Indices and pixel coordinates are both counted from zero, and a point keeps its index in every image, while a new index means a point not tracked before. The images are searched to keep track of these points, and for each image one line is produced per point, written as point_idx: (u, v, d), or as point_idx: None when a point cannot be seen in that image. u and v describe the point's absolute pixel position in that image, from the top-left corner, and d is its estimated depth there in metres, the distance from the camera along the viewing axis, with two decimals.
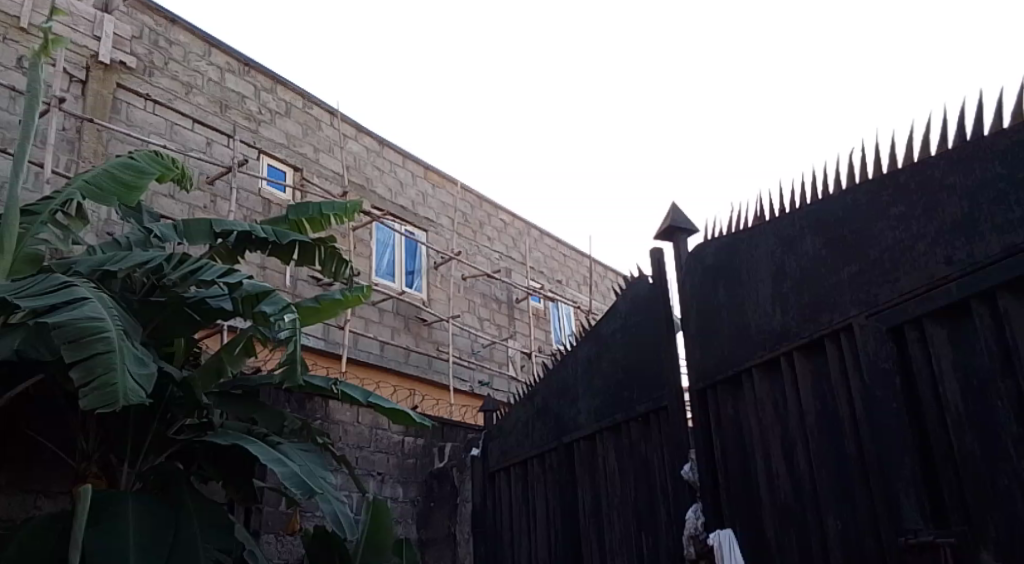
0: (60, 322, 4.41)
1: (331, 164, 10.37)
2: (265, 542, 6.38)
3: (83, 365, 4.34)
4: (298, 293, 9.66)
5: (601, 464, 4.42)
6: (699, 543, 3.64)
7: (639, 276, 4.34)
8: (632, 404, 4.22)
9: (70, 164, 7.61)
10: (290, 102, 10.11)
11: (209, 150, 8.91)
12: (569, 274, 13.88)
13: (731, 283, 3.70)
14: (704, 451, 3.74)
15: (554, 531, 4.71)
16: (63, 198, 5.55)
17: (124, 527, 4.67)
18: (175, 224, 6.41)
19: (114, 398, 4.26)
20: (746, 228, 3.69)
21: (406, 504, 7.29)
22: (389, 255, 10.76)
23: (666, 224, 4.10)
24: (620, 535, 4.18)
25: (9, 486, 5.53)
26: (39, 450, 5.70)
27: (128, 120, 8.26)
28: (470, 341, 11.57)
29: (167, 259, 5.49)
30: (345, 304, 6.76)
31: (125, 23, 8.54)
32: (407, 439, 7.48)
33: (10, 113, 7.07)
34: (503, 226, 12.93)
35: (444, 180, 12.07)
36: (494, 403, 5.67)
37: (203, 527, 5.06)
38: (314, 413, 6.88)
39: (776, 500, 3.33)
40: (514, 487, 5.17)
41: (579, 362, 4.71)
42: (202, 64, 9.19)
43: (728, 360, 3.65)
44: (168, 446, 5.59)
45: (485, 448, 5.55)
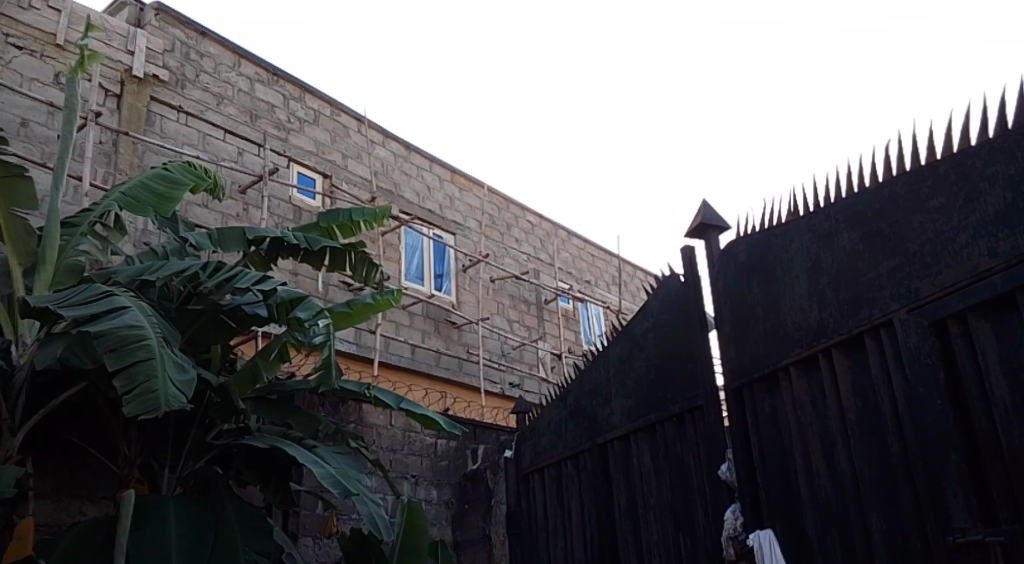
0: (101, 330, 4.52)
1: (359, 170, 10.47)
2: (303, 545, 6.46)
3: (125, 373, 4.42)
4: (330, 298, 9.78)
5: (635, 465, 4.43)
6: (738, 544, 3.63)
7: (670, 275, 4.35)
8: (666, 404, 4.24)
9: (107, 176, 7.77)
10: (318, 110, 10.22)
11: (240, 159, 9.04)
12: (597, 274, 13.89)
13: (765, 280, 3.70)
14: (742, 452, 3.73)
15: (590, 533, 4.73)
16: (102, 209, 5.64)
17: (167, 532, 4.76)
18: (209, 233, 6.52)
19: (156, 404, 4.33)
20: (780, 223, 3.69)
21: (441, 506, 7.35)
22: (418, 259, 10.84)
23: (697, 221, 4.10)
24: (657, 535, 4.19)
25: (56, 492, 5.69)
26: (83, 457, 5.84)
27: (162, 131, 8.41)
28: (500, 343, 11.62)
29: (203, 267, 5.58)
30: (376, 307, 6.82)
31: (157, 37, 8.69)
32: (439, 442, 7.54)
33: (49, 128, 7.22)
34: (531, 227, 12.96)
35: (471, 183, 12.12)
36: (526, 404, 5.69)
37: (244, 531, 5.14)
38: (347, 416, 6.97)
39: (818, 500, 3.32)
40: (549, 488, 5.19)
41: (611, 362, 4.72)
42: (232, 75, 9.33)
43: (764, 358, 3.65)
44: (206, 451, 5.71)
45: (518, 450, 5.57)
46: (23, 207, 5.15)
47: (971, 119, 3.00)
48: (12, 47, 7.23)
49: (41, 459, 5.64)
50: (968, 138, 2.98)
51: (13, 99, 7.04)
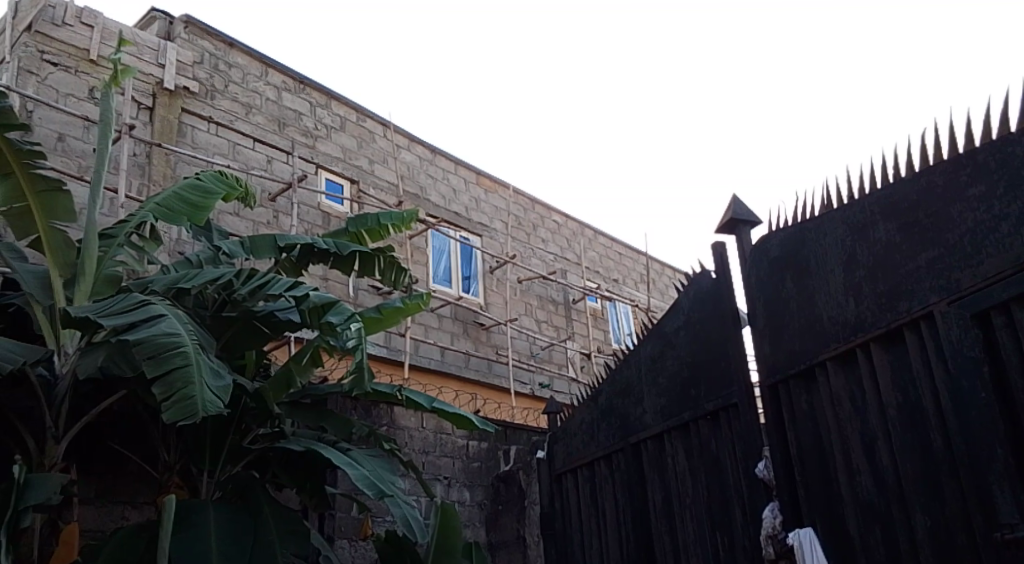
0: (140, 338, 4.61)
1: (385, 174, 10.55)
2: (339, 547, 6.54)
3: (163, 380, 4.49)
4: (360, 302, 9.88)
5: (670, 464, 4.43)
6: (778, 542, 3.61)
7: (702, 271, 4.35)
8: (700, 402, 4.23)
9: (141, 187, 7.90)
10: (344, 116, 10.30)
11: (270, 167, 9.15)
12: (625, 272, 13.87)
13: (800, 274, 3.69)
14: (780, 449, 3.72)
15: (626, 532, 4.74)
16: (137, 220, 5.75)
17: (206, 537, 4.83)
18: (242, 240, 6.62)
19: (194, 410, 4.39)
20: (813, 216, 3.68)
21: (473, 508, 7.39)
22: (445, 261, 10.89)
23: (728, 216, 4.09)
24: (694, 535, 4.19)
25: (99, 497, 5.79)
26: (125, 463, 5.95)
27: (194, 142, 8.54)
28: (528, 343, 11.65)
29: (237, 274, 5.66)
30: (406, 311, 6.87)
31: (186, 49, 8.82)
32: (471, 443, 7.58)
33: (84, 142, 7.35)
34: (557, 226, 12.98)
35: (496, 185, 12.16)
36: (557, 405, 5.70)
37: (281, 535, 5.22)
38: (379, 419, 7.03)
39: (859, 497, 3.31)
40: (582, 488, 5.20)
41: (642, 361, 4.72)
42: (260, 85, 9.46)
43: (800, 354, 3.64)
44: (242, 456, 5.79)
45: (550, 450, 5.58)
46: (62, 221, 5.23)
47: (1011, 105, 2.98)
48: (47, 63, 7.37)
49: (84, 465, 5.76)
50: (1007, 126, 2.96)
51: (49, 115, 7.18)
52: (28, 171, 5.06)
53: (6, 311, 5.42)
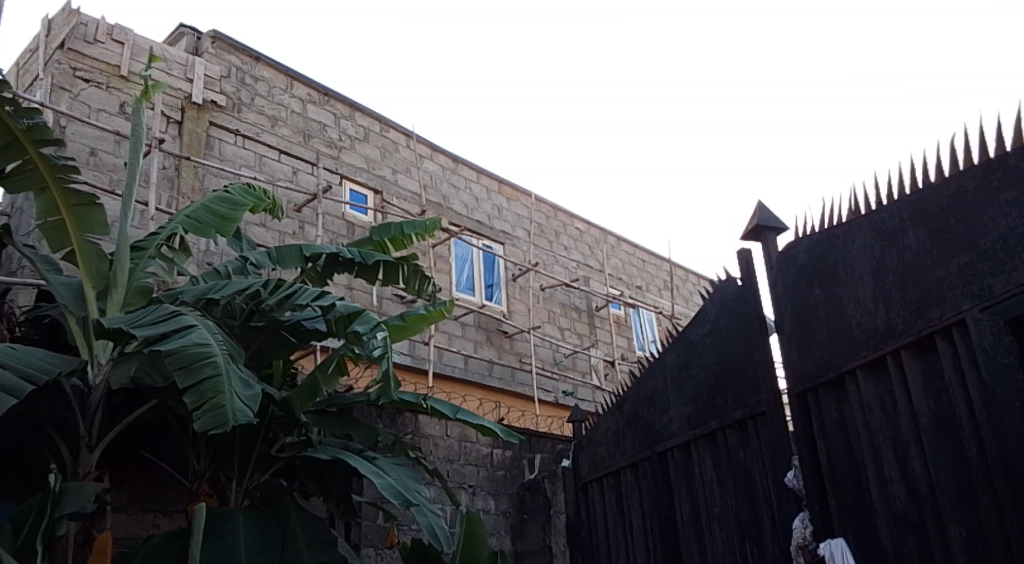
0: (172, 349, 4.68)
1: (408, 184, 10.61)
2: (366, 555, 6.59)
3: (194, 389, 4.55)
4: (384, 311, 9.95)
5: (697, 473, 4.42)
6: (808, 553, 3.60)
7: (727, 278, 4.34)
8: (727, 410, 4.23)
9: (171, 200, 8.02)
10: (368, 127, 10.39)
11: (295, 179, 9.25)
12: (648, 278, 13.85)
13: (827, 280, 3.68)
14: (809, 458, 3.71)
15: (653, 542, 4.73)
16: (167, 232, 5.83)
17: (236, 544, 4.88)
18: (269, 251, 6.70)
19: (224, 418, 4.43)
20: (841, 223, 3.67)
21: (498, 516, 7.40)
22: (468, 269, 10.94)
23: (754, 223, 4.07)
24: (723, 544, 4.18)
25: (131, 505, 5.89)
26: (156, 472, 6.03)
27: (221, 155, 8.66)
28: (552, 351, 11.65)
29: (265, 285, 5.70)
30: (429, 319, 6.91)
31: (214, 64, 8.95)
32: (495, 451, 7.60)
33: (116, 156, 7.48)
34: (579, 234, 12.99)
35: (518, 193, 12.19)
36: (581, 413, 5.70)
37: (309, 543, 5.26)
38: (404, 427, 7.08)
39: (892, 508, 3.29)
40: (609, 497, 5.20)
41: (668, 369, 4.72)
42: (285, 97, 9.57)
43: (829, 361, 3.63)
44: (272, 464, 5.82)
45: (576, 459, 5.59)
46: (96, 233, 5.31)
47: None
48: (80, 80, 7.50)
49: (117, 473, 5.86)
50: None
51: (82, 130, 7.31)
52: (64, 186, 5.10)
53: (41, 321, 5.56)
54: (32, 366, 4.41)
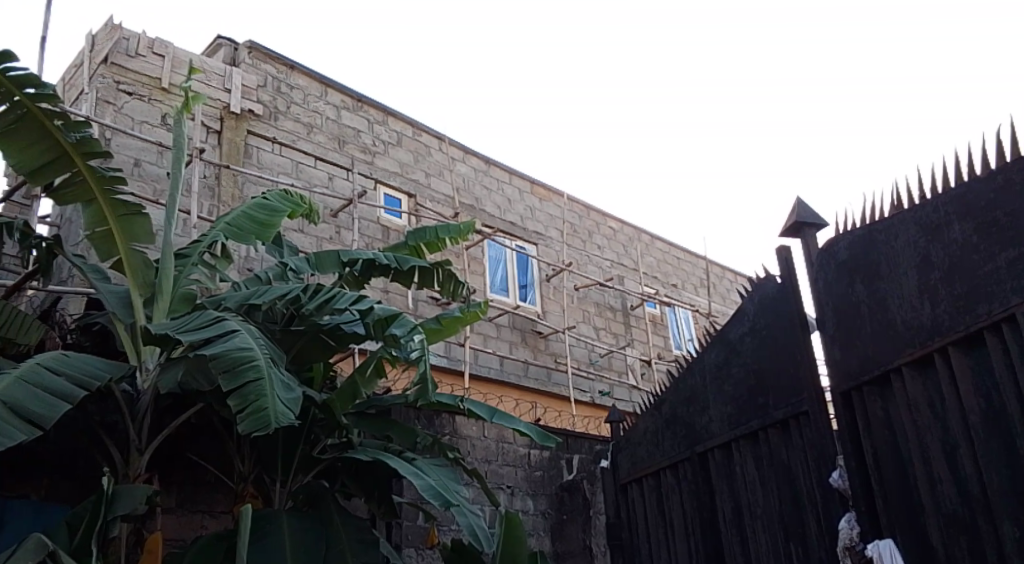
0: (215, 353, 4.76)
1: (442, 187, 10.69)
2: (407, 556, 6.66)
3: (237, 393, 4.62)
4: (420, 313, 10.03)
5: (738, 473, 4.41)
6: (856, 554, 3.58)
7: (766, 276, 4.33)
8: (769, 410, 4.21)
9: (212, 208, 8.18)
10: (401, 131, 10.48)
11: (331, 184, 9.36)
12: (684, 277, 13.79)
13: (870, 277, 3.66)
14: (854, 458, 3.69)
15: (694, 542, 4.72)
16: (209, 240, 5.95)
17: (281, 545, 4.97)
18: (307, 256, 6.80)
19: (267, 421, 4.50)
20: (883, 218, 3.64)
21: (537, 517, 7.42)
22: (502, 270, 10.99)
23: (793, 220, 4.05)
24: (766, 545, 4.17)
25: (179, 507, 6.03)
26: (203, 474, 6.16)
27: (259, 163, 8.81)
28: (587, 351, 11.65)
29: (304, 289, 5.78)
30: (465, 321, 6.96)
31: (251, 74, 9.09)
32: (533, 452, 7.63)
33: (159, 166, 7.63)
34: (613, 232, 12.97)
35: (551, 194, 12.21)
36: (619, 413, 5.71)
37: (352, 543, 5.34)
38: (442, 428, 7.14)
39: (942, 508, 3.26)
40: (648, 497, 5.20)
41: (707, 369, 4.72)
42: (320, 104, 9.68)
43: (874, 359, 3.60)
44: (314, 465, 5.90)
45: (614, 460, 5.59)
46: (142, 242, 5.42)
47: None
48: (123, 93, 7.67)
49: (165, 475, 5.99)
50: None
51: (126, 142, 7.47)
52: (110, 197, 5.23)
53: (91, 328, 5.69)
54: (85, 372, 4.53)
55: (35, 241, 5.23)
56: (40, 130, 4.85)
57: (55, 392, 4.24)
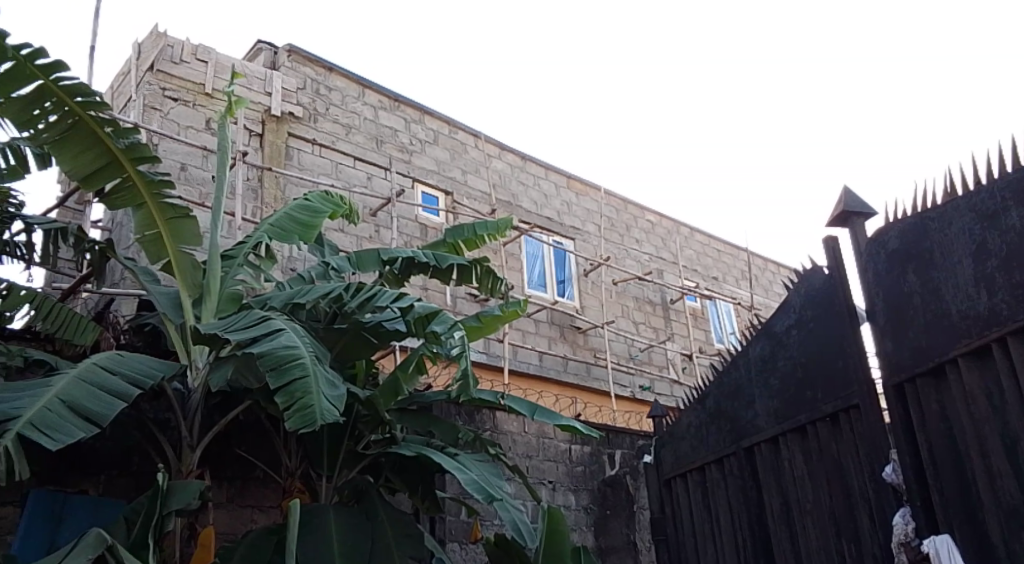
0: (263, 351, 4.82)
1: (479, 184, 10.72)
2: (451, 550, 6.70)
3: (285, 390, 4.68)
4: (459, 310, 10.08)
5: (787, 468, 4.37)
6: (911, 549, 3.55)
7: (813, 268, 4.29)
8: (818, 404, 4.17)
9: (255, 210, 8.30)
10: (437, 130, 10.53)
11: (370, 184, 9.44)
12: (725, 269, 13.68)
13: (923, 266, 3.61)
14: (908, 452, 3.64)
15: (742, 537, 4.69)
16: (254, 241, 6.04)
17: (328, 538, 5.04)
18: (348, 256, 6.87)
19: (314, 418, 4.55)
20: (935, 206, 3.59)
21: (580, 512, 7.41)
22: (539, 266, 11.01)
23: (840, 210, 4.00)
24: (817, 541, 4.13)
25: (230, 501, 6.13)
26: (251, 470, 6.26)
27: (300, 164, 8.92)
28: (627, 346, 11.61)
29: (347, 288, 5.83)
30: (504, 317, 6.98)
31: (290, 77, 9.21)
32: (574, 447, 7.63)
33: (204, 170, 7.76)
34: (651, 226, 12.91)
35: (587, 188, 12.19)
36: (662, 408, 5.69)
37: (397, 538, 5.39)
38: (483, 424, 7.18)
39: (1002, 503, 3.21)
40: (694, 493, 5.17)
41: (752, 363, 4.68)
42: (358, 105, 9.77)
43: (927, 351, 3.55)
44: (359, 461, 5.95)
45: (657, 456, 5.56)
46: (190, 245, 5.51)
47: None
48: (168, 99, 7.82)
49: (215, 471, 6.10)
50: None
51: (173, 146, 7.62)
52: (159, 201, 5.32)
53: (143, 329, 5.81)
54: (139, 371, 4.62)
55: (88, 245, 5.35)
56: (92, 137, 4.95)
57: (111, 391, 4.34)
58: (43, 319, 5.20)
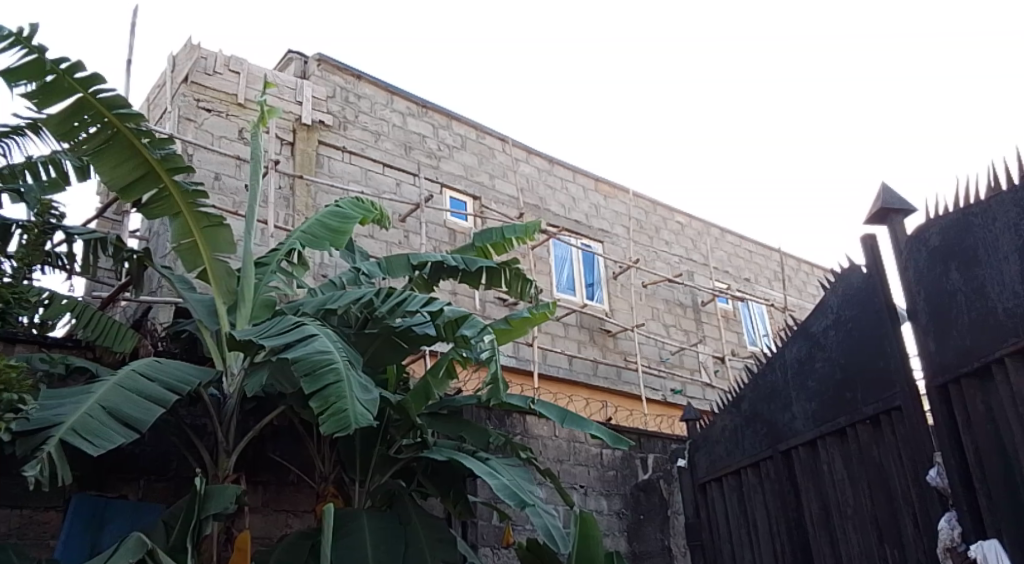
0: (297, 357, 4.84)
1: (507, 189, 10.73)
2: (483, 555, 6.71)
3: (319, 395, 4.69)
4: (488, 314, 10.09)
5: (826, 472, 4.31)
6: (958, 555, 3.49)
7: (851, 267, 4.23)
8: (857, 406, 4.11)
9: (288, 217, 8.37)
10: (465, 135, 10.55)
11: (399, 190, 9.47)
12: (757, 270, 13.57)
13: (967, 263, 3.55)
14: (953, 454, 3.57)
15: (779, 542, 4.63)
16: (286, 248, 6.07)
17: (362, 543, 5.05)
18: (379, 261, 6.88)
19: (347, 422, 4.56)
20: (979, 201, 3.53)
21: (612, 517, 7.37)
22: (568, 270, 10.98)
23: (878, 206, 3.95)
24: (859, 547, 4.06)
25: (266, 506, 6.18)
26: (286, 475, 6.30)
27: (331, 172, 8.98)
28: (657, 349, 11.54)
29: (377, 293, 5.81)
30: (534, 320, 6.96)
31: (320, 85, 9.28)
32: (605, 452, 7.59)
33: (237, 179, 7.84)
34: (680, 227, 12.83)
35: (615, 191, 12.14)
36: (695, 411, 5.64)
37: (431, 543, 5.39)
38: (513, 428, 7.18)
39: None
40: (730, 497, 5.12)
41: (789, 365, 4.62)
42: (387, 112, 9.82)
43: (973, 351, 3.48)
44: (391, 465, 5.93)
45: (691, 460, 5.51)
46: (224, 252, 5.55)
47: None
48: (202, 110, 7.90)
49: (251, 476, 6.14)
50: None
51: (207, 156, 7.69)
52: (194, 209, 5.37)
53: (180, 335, 5.87)
54: (176, 378, 4.66)
55: (126, 254, 5.41)
56: (129, 149, 5.02)
57: (149, 398, 4.38)
58: (84, 327, 5.27)
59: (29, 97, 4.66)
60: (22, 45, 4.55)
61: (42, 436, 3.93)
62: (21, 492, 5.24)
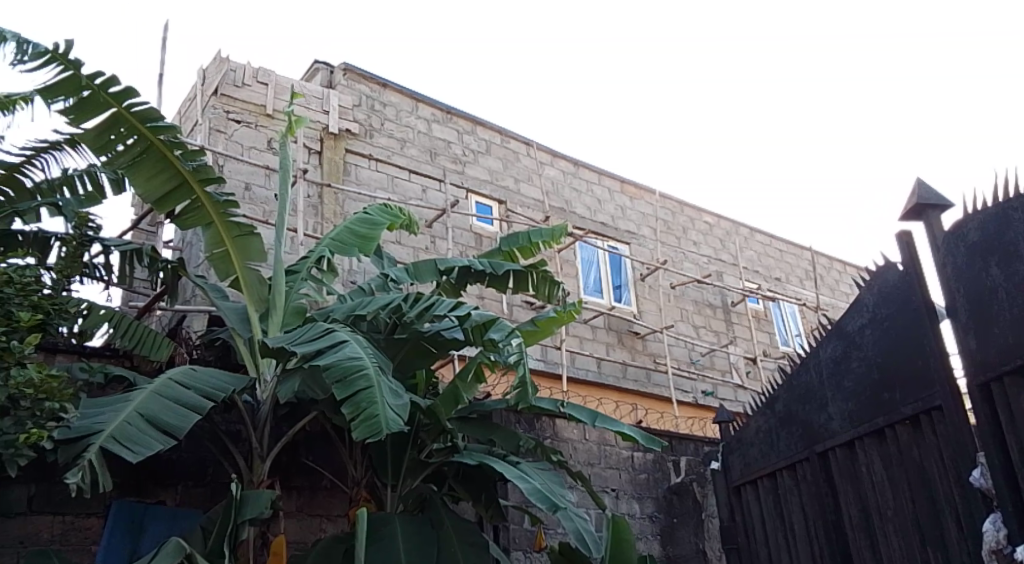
0: (329, 363, 4.86)
1: (532, 192, 10.72)
2: (516, 559, 6.69)
3: (351, 401, 4.71)
4: (515, 317, 10.09)
5: (865, 474, 4.25)
6: (1003, 557, 3.44)
7: (886, 265, 4.17)
8: (895, 406, 4.05)
9: (316, 225, 8.44)
10: (490, 140, 10.56)
11: (425, 196, 9.50)
12: (788, 270, 13.44)
13: (1008, 258, 3.49)
14: (997, 454, 3.51)
15: (817, 544, 4.58)
16: (316, 255, 6.12)
17: (395, 547, 5.06)
18: (407, 266, 6.90)
19: (379, 427, 4.57)
20: (1018, 195, 3.47)
21: (645, 520, 7.32)
22: (595, 272, 10.95)
23: (913, 202, 3.89)
24: (900, 550, 4.01)
25: (300, 511, 6.21)
26: (320, 479, 6.33)
27: (358, 179, 9.03)
28: (687, 351, 11.48)
29: (405, 299, 5.79)
30: (559, 320, 6.92)
31: (346, 94, 9.34)
32: (636, 455, 7.55)
33: (267, 189, 7.91)
34: (708, 228, 12.75)
35: (641, 192, 12.09)
36: (728, 413, 5.58)
37: (463, 547, 5.39)
38: (543, 432, 7.17)
39: None
40: (765, 499, 5.07)
41: (824, 365, 4.57)
42: (412, 119, 9.85)
43: (1016, 347, 3.41)
44: (422, 469, 5.95)
45: (725, 463, 5.47)
46: (255, 261, 5.60)
47: None
48: (232, 122, 7.99)
49: (285, 481, 6.18)
50: None
51: (236, 167, 7.77)
52: (226, 219, 5.42)
53: (214, 344, 5.94)
54: (211, 385, 4.71)
55: (161, 264, 5.49)
56: (162, 161, 5.07)
57: (185, 405, 4.42)
58: (121, 336, 5.33)
59: (66, 113, 4.75)
60: (57, 61, 4.63)
61: (83, 443, 4.01)
62: (64, 498, 5.32)
